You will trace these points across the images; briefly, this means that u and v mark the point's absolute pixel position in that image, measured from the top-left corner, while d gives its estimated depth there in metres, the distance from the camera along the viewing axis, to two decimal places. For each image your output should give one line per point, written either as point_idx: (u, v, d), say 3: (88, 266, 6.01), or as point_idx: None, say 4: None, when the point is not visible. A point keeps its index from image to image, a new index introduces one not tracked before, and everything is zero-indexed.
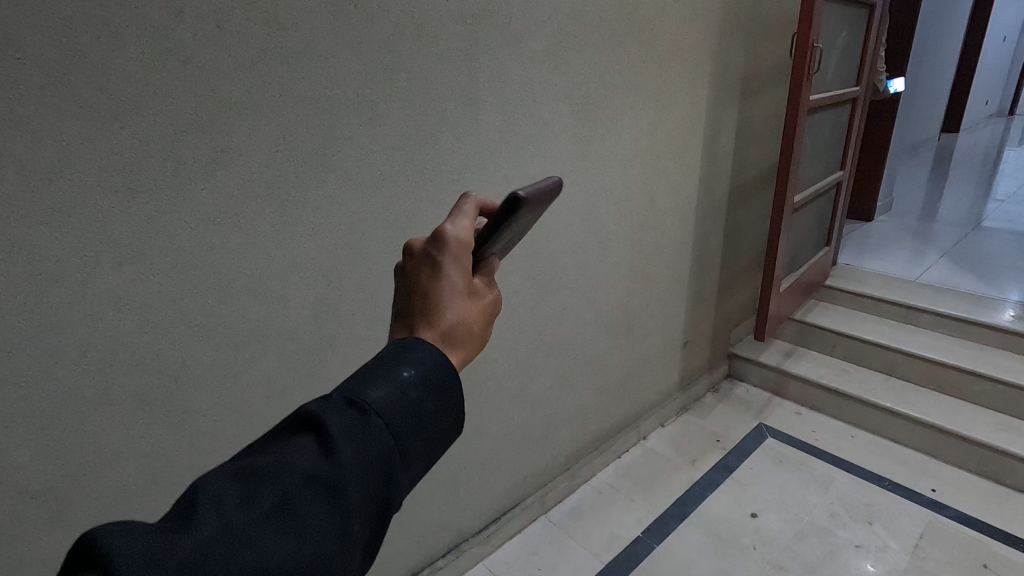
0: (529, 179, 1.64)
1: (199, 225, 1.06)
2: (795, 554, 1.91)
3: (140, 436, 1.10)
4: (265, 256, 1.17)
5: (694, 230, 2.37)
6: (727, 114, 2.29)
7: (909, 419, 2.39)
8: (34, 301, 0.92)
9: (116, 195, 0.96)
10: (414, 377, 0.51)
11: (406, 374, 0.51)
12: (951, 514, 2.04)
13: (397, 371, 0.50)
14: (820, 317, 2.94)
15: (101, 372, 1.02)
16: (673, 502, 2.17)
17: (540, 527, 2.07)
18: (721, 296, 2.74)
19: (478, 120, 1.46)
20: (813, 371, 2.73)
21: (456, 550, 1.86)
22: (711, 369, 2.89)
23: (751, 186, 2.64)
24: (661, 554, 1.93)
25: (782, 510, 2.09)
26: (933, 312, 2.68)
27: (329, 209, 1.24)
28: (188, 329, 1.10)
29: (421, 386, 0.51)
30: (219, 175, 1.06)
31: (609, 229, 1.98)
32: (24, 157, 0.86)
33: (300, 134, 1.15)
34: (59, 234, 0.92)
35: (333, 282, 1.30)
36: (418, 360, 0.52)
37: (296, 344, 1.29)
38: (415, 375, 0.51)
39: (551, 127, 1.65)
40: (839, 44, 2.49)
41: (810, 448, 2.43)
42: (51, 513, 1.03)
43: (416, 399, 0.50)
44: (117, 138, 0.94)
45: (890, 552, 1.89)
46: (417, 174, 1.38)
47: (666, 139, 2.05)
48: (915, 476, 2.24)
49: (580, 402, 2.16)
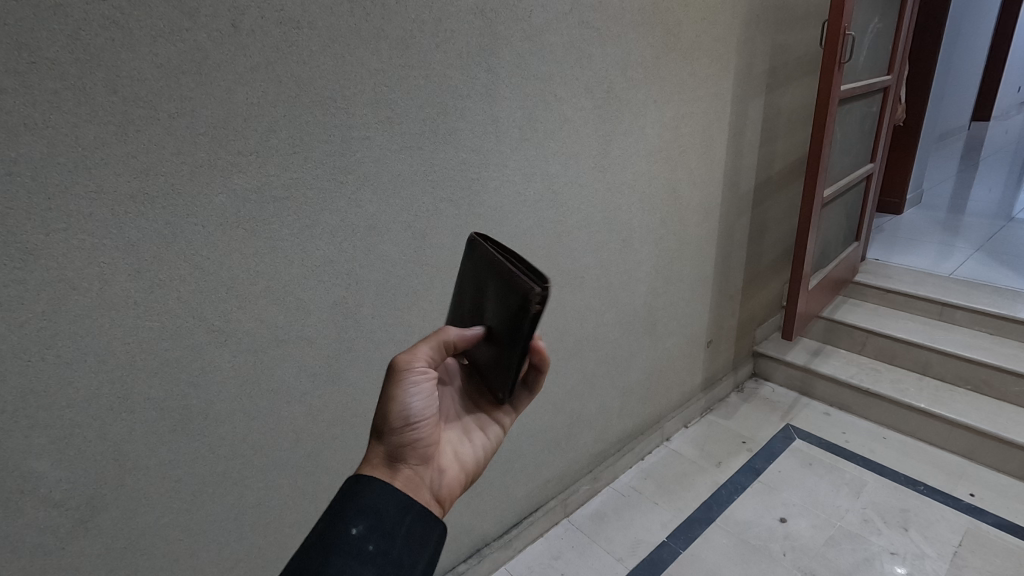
0: (551, 177, 1.61)
1: (217, 228, 1.04)
2: (826, 562, 1.84)
3: (161, 443, 1.09)
4: (284, 260, 1.15)
5: (718, 226, 2.31)
6: (753, 105, 2.22)
7: (945, 420, 2.30)
8: (53, 308, 0.91)
9: (132, 200, 0.94)
10: (337, 530, 0.67)
11: (335, 526, 0.67)
12: (991, 520, 1.96)
13: (326, 535, 0.66)
14: (849, 314, 2.85)
15: (121, 379, 1.01)
16: (698, 506, 2.11)
17: (562, 531, 2.04)
18: (747, 293, 2.67)
19: (498, 118, 1.42)
20: (842, 370, 2.65)
21: (478, 554, 1.84)
22: (736, 368, 2.83)
23: (778, 180, 2.56)
24: (688, 560, 1.88)
25: (812, 515, 2.03)
26: (970, 309, 2.57)
27: (347, 211, 1.21)
28: (207, 335, 1.08)
29: (349, 527, 0.67)
30: (236, 177, 1.04)
31: (632, 226, 1.93)
32: (41, 164, 0.85)
33: (317, 134, 1.12)
34: (77, 241, 0.90)
35: (352, 286, 1.28)
36: (345, 514, 0.68)
37: (315, 349, 1.26)
38: (340, 523, 0.67)
39: (573, 123, 1.60)
40: (871, 31, 2.40)
41: (840, 451, 2.35)
42: (74, 523, 1.02)
43: (340, 540, 0.66)
44: (133, 142, 0.92)
45: (926, 560, 1.82)
46: (436, 174, 1.35)
47: (690, 133, 2.00)
48: (952, 481, 2.16)
49: (602, 404, 2.12)
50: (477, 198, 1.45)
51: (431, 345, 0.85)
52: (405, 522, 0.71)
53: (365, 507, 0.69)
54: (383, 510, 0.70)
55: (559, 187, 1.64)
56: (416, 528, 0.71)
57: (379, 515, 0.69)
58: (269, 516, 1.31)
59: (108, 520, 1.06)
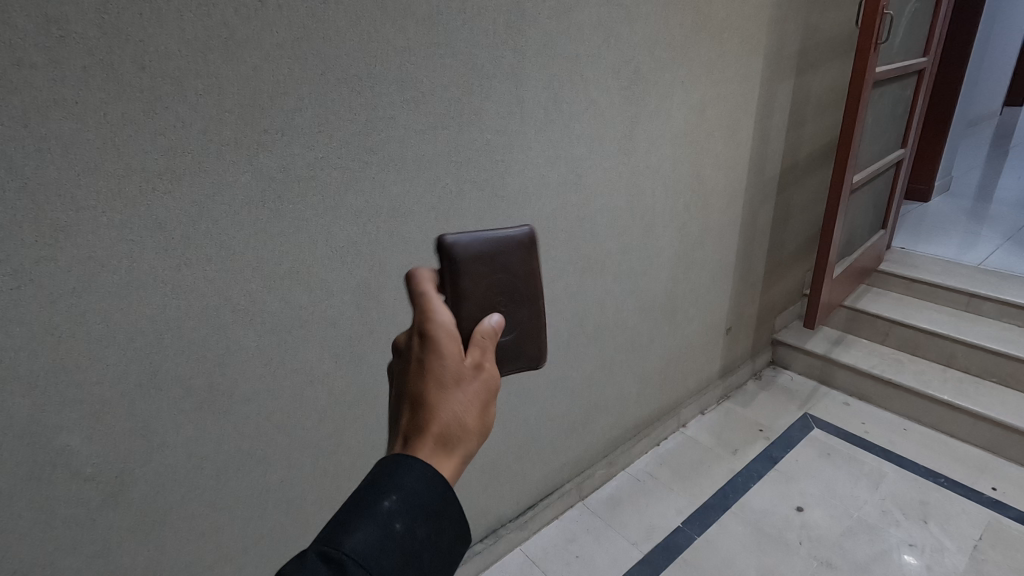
0: (575, 159, 1.58)
1: (242, 207, 1.03)
2: (843, 552, 1.84)
3: (187, 421, 1.10)
4: (308, 241, 1.14)
5: (742, 211, 2.26)
6: (782, 87, 2.16)
7: (968, 413, 2.26)
8: (83, 286, 0.91)
9: (158, 178, 0.93)
10: (395, 508, 0.52)
11: (387, 504, 0.52)
12: (1013, 515, 1.93)
13: (379, 503, 0.52)
14: (873, 303, 2.79)
15: (148, 357, 1.01)
16: (714, 493, 2.11)
17: (576, 514, 2.05)
18: (768, 281, 2.63)
19: (523, 98, 1.39)
20: (863, 360, 2.61)
21: (493, 535, 1.86)
22: (754, 356, 2.79)
23: (805, 165, 2.50)
24: (702, 546, 1.89)
25: (829, 505, 2.02)
26: (998, 300, 2.51)
27: (371, 193, 1.20)
28: (232, 315, 1.09)
29: (405, 517, 0.52)
30: (261, 157, 1.03)
31: (655, 211, 1.90)
32: (70, 140, 0.84)
33: (343, 114, 1.10)
34: (105, 218, 0.90)
35: (375, 269, 1.27)
36: (399, 486, 0.53)
37: (338, 331, 1.26)
38: (395, 504, 0.52)
39: (599, 104, 1.57)
40: (908, 11, 2.31)
41: (859, 442, 2.33)
42: (104, 496, 1.04)
43: (392, 529, 0.51)
44: (161, 119, 0.91)
45: (946, 553, 1.81)
46: (460, 156, 1.33)
47: (717, 116, 1.95)
48: (973, 474, 2.13)
49: (620, 390, 2.11)
50: (500, 181, 1.43)
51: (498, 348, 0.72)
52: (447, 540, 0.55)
53: (412, 503, 0.53)
54: (429, 506, 0.54)
55: (584, 170, 1.61)
56: (459, 527, 0.57)
57: (436, 506, 0.55)
58: (292, 494, 1.32)
59: (138, 494, 1.08)
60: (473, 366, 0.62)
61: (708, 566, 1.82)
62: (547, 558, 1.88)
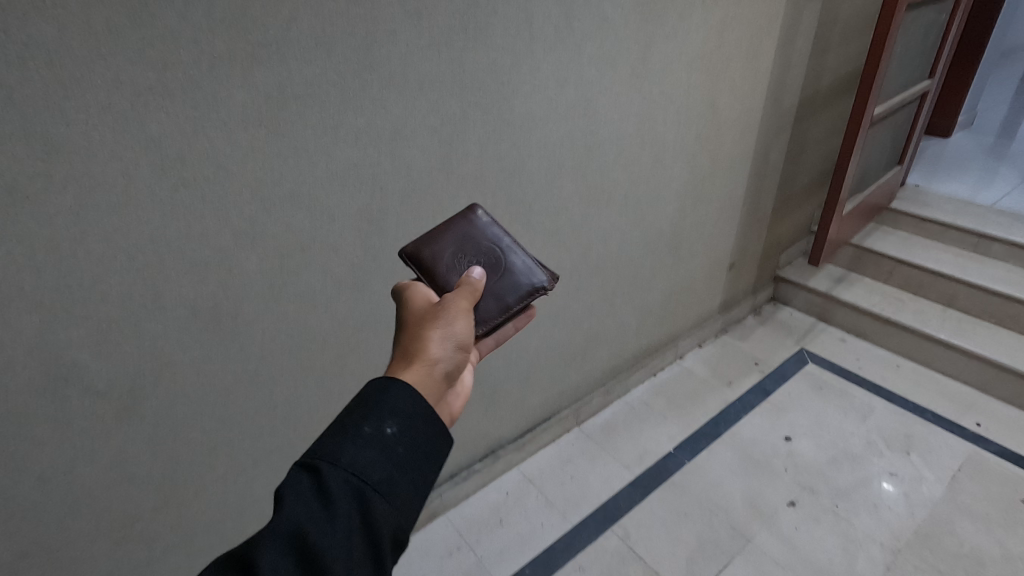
0: (585, 84, 1.50)
1: (239, 126, 1.00)
2: (826, 479, 1.93)
3: (194, 341, 1.12)
4: (308, 164, 1.11)
5: (756, 143, 2.19)
6: (809, 8, 2.02)
7: (963, 352, 2.29)
8: (80, 204, 0.90)
9: (149, 93, 0.89)
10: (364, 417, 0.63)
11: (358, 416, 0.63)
12: (994, 449, 2.01)
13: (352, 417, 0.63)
14: (880, 241, 2.76)
15: (151, 277, 1.01)
16: (706, 422, 2.18)
17: (572, 439, 2.13)
18: (777, 216, 2.58)
19: (532, 15, 1.31)
20: (864, 298, 2.61)
21: (492, 456, 1.94)
22: (755, 292, 2.80)
23: (825, 96, 2.39)
24: (692, 471, 1.98)
25: (817, 436, 2.09)
26: (1007, 242, 2.48)
27: (372, 114, 1.16)
28: (233, 238, 1.08)
29: (377, 422, 0.63)
30: (255, 72, 0.98)
31: (666, 141, 1.83)
32: (52, 48, 0.80)
33: (341, 28, 1.04)
34: (97, 135, 0.87)
35: (377, 195, 1.25)
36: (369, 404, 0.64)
37: (340, 258, 1.26)
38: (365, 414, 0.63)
39: (613, 23, 1.48)
40: None
41: (852, 377, 2.38)
42: (117, 410, 1.08)
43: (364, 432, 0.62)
44: (148, 29, 0.86)
45: (924, 482, 1.89)
46: (465, 77, 1.27)
47: (737, 39, 1.84)
48: (960, 410, 2.19)
49: (620, 322, 2.13)
50: (506, 105, 1.37)
51: (465, 298, 0.90)
52: (430, 447, 0.65)
53: (397, 415, 0.64)
54: (395, 410, 0.64)
55: (594, 96, 1.54)
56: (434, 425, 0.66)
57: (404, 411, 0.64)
58: (299, 413, 1.37)
59: (150, 409, 1.12)
60: (430, 318, 0.82)
61: (696, 489, 1.91)
62: (543, 477, 1.97)
